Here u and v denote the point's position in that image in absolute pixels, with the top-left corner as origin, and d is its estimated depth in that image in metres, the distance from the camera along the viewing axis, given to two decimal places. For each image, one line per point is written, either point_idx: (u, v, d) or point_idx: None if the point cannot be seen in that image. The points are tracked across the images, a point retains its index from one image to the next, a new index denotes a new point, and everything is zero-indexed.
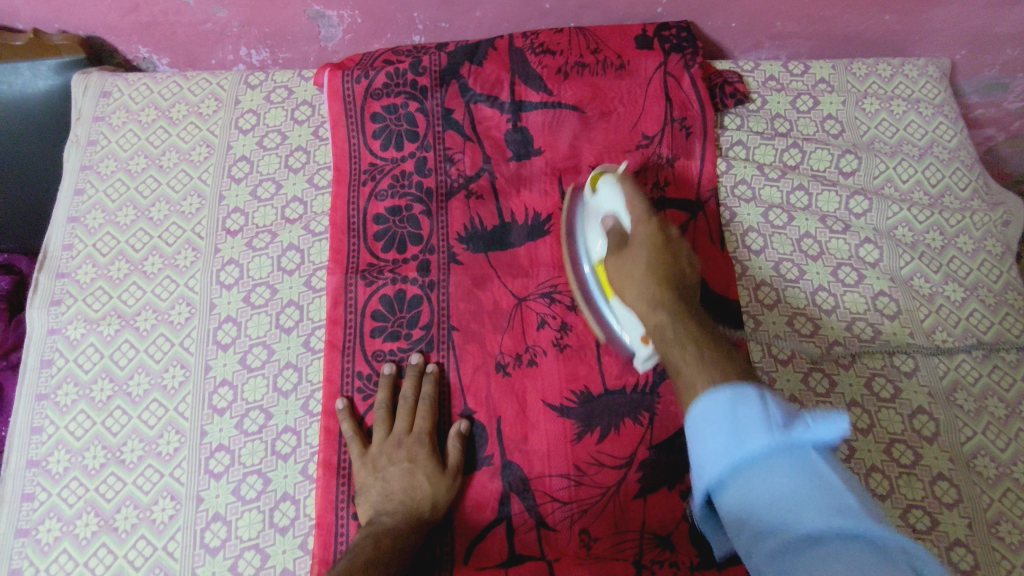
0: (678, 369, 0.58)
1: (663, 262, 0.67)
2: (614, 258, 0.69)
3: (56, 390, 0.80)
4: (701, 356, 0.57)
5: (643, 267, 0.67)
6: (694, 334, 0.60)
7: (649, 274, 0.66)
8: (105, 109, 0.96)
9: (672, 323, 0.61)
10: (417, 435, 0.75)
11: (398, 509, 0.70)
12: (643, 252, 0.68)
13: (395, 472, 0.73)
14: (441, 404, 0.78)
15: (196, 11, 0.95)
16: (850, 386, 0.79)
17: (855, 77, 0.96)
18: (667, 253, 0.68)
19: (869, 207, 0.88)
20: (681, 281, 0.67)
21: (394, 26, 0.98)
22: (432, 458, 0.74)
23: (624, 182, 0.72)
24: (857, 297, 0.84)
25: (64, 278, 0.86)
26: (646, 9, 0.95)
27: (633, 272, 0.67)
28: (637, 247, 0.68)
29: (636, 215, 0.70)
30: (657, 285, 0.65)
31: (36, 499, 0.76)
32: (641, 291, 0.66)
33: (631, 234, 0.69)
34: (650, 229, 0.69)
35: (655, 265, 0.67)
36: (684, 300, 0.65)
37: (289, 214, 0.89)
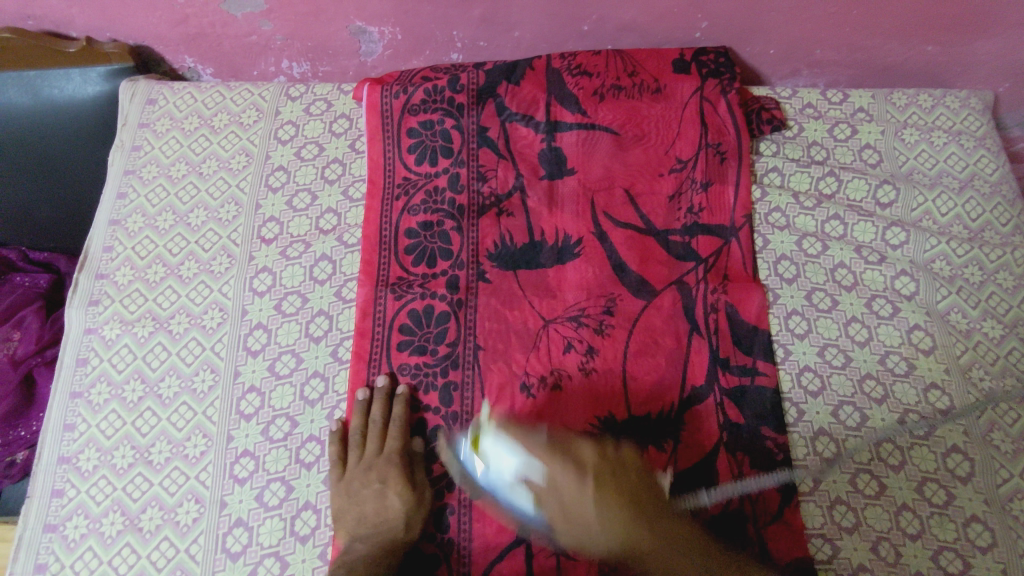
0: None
1: (610, 486, 0.64)
2: (562, 521, 0.64)
3: (90, 388, 0.82)
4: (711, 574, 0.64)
5: (605, 519, 0.63)
6: (672, 540, 0.65)
7: (612, 511, 0.63)
8: (151, 116, 0.99)
9: (660, 549, 0.64)
10: (387, 456, 0.76)
11: (373, 534, 0.71)
12: (582, 495, 0.63)
13: (367, 495, 0.73)
14: (412, 424, 0.79)
15: (242, 23, 0.97)
16: (883, 421, 0.77)
17: (894, 107, 0.95)
18: (611, 484, 0.65)
19: (905, 239, 0.87)
20: (622, 472, 0.66)
21: (433, 43, 1.00)
22: (403, 478, 0.74)
23: (516, 438, 0.68)
24: (892, 330, 0.82)
25: (103, 279, 0.88)
26: (684, 33, 0.96)
27: (588, 534, 0.63)
28: (577, 505, 0.64)
29: (561, 474, 0.65)
30: (612, 514, 0.63)
31: (65, 495, 0.77)
32: (603, 541, 0.63)
33: (566, 504, 0.64)
34: (572, 474, 0.65)
35: (604, 504, 0.63)
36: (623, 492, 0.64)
37: (323, 225, 0.90)
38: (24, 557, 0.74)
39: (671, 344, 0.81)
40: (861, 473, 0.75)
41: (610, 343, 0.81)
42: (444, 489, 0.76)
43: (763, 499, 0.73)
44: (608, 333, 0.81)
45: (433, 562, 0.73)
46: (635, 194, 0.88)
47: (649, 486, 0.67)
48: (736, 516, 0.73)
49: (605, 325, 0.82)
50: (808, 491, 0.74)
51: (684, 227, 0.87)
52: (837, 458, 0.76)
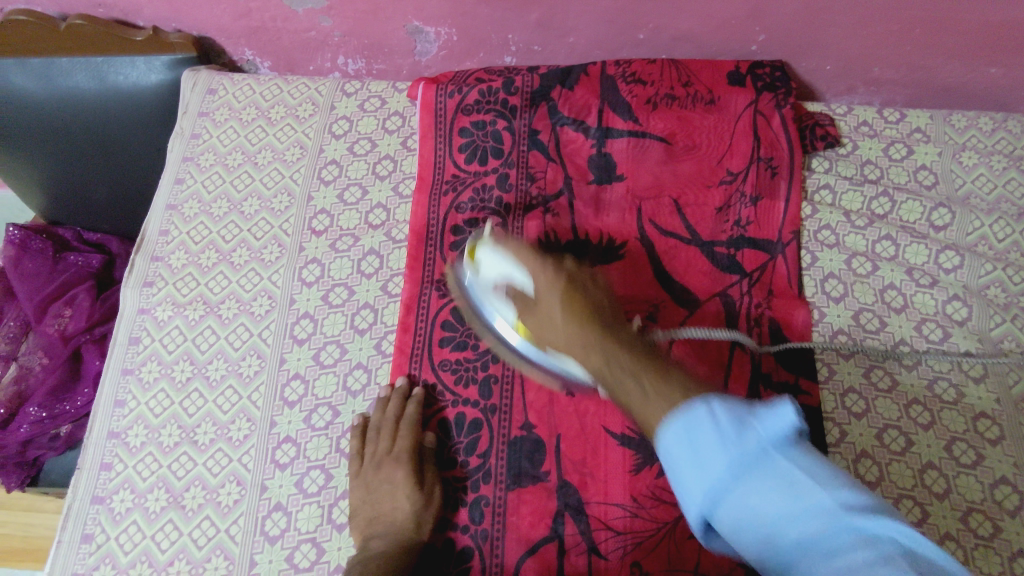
0: (638, 407, 0.50)
1: (578, 295, 0.61)
2: (536, 319, 0.63)
3: (141, 366, 0.85)
4: (653, 390, 0.50)
5: (555, 314, 0.61)
6: (636, 350, 0.55)
7: (573, 305, 0.60)
8: (211, 105, 1.01)
9: (608, 343, 0.56)
10: (397, 454, 0.75)
11: (385, 532, 0.71)
12: (553, 306, 0.62)
13: (379, 494, 0.73)
14: (426, 422, 0.79)
15: (303, 19, 0.99)
16: (928, 447, 0.76)
17: (953, 129, 0.94)
18: (569, 292, 0.62)
19: (960, 263, 0.85)
20: (586, 288, 0.62)
21: (488, 46, 1.01)
22: (413, 476, 0.74)
23: (501, 244, 0.70)
24: (941, 354, 0.81)
25: (158, 262, 0.91)
26: (741, 46, 0.95)
27: (556, 338, 0.61)
28: (546, 304, 0.62)
29: (540, 272, 0.64)
30: (573, 317, 0.60)
31: (113, 469, 0.79)
32: (561, 342, 0.60)
33: (535, 296, 0.64)
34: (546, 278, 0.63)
35: (566, 309, 0.60)
36: (594, 300, 0.62)
37: (372, 220, 0.92)
38: (71, 526, 0.77)
39: (713, 356, 0.80)
40: (903, 499, 0.73)
41: None
42: (478, 480, 0.76)
43: None
44: None
45: (465, 555, 0.73)
46: (682, 204, 0.88)
47: (617, 320, 0.60)
48: None
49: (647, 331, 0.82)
50: None
51: (730, 240, 0.86)
52: (880, 481, 0.74)
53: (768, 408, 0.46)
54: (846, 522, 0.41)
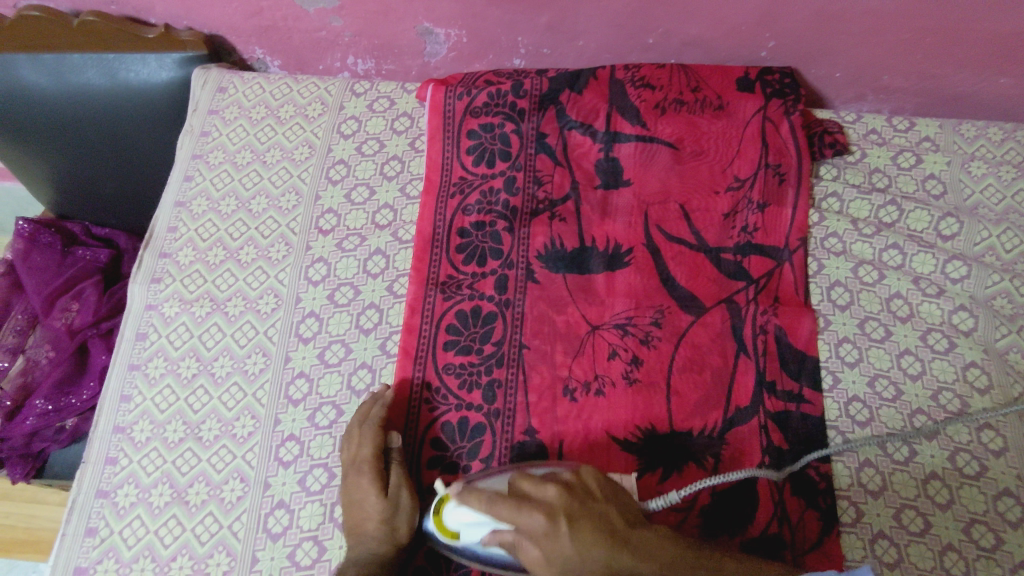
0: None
1: (593, 527, 0.58)
2: (545, 562, 0.57)
3: (147, 362, 0.85)
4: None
5: (588, 559, 0.56)
6: (666, 557, 0.59)
7: (594, 541, 0.57)
8: (221, 103, 1.02)
9: (645, 562, 0.58)
10: (359, 463, 0.73)
11: (360, 541, 0.70)
12: (572, 556, 0.57)
13: (352, 503, 0.72)
14: (395, 425, 0.78)
15: (313, 18, 1.00)
16: (932, 458, 0.76)
17: (963, 138, 0.93)
18: (575, 517, 0.59)
19: (967, 273, 0.85)
20: (591, 505, 0.61)
21: (497, 48, 1.01)
22: (375, 482, 0.72)
23: (471, 497, 0.62)
24: (947, 365, 0.80)
25: (166, 258, 0.91)
26: (750, 52, 0.95)
27: (572, 573, 0.57)
28: (559, 558, 0.57)
29: (534, 521, 0.58)
30: (601, 550, 0.57)
31: (118, 463, 0.80)
32: (599, 570, 0.57)
33: (535, 536, 0.58)
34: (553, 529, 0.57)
35: (589, 557, 0.57)
36: (606, 521, 0.60)
37: (379, 220, 0.92)
38: (76, 519, 0.77)
39: (717, 362, 0.80)
40: (906, 509, 0.73)
41: (656, 355, 0.81)
42: None
43: (804, 528, 0.72)
44: (654, 345, 0.81)
45: None
46: (689, 210, 0.88)
47: (621, 511, 0.61)
48: (775, 541, 0.72)
49: (651, 336, 0.81)
50: (849, 523, 0.73)
51: (736, 246, 0.86)
52: (882, 491, 0.74)
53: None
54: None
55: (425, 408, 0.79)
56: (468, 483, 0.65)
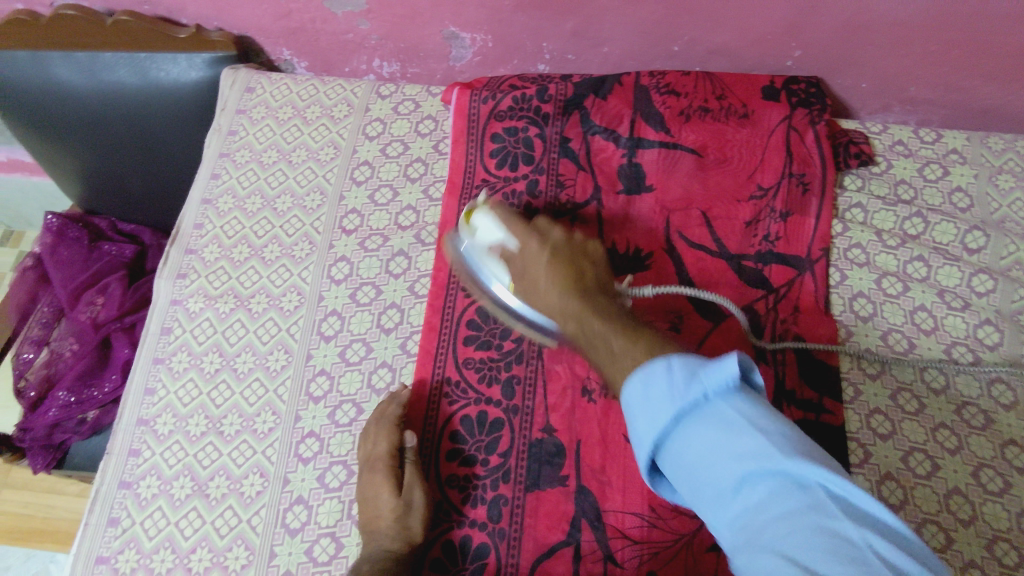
0: (609, 365, 0.56)
1: (566, 262, 0.68)
2: (523, 286, 0.70)
3: (171, 356, 0.86)
4: (625, 346, 0.56)
5: (547, 288, 0.67)
6: (607, 316, 0.61)
7: (558, 278, 0.66)
8: (249, 103, 1.03)
9: (585, 313, 0.62)
10: (372, 460, 0.74)
11: (371, 538, 0.71)
12: (544, 277, 0.67)
13: (365, 500, 0.73)
14: (410, 423, 0.79)
15: (341, 21, 1.01)
16: (955, 472, 0.75)
17: (990, 151, 0.92)
18: (559, 258, 0.68)
19: (992, 287, 0.84)
20: (576, 257, 0.69)
21: (522, 53, 1.02)
22: (388, 480, 0.73)
23: (496, 212, 0.76)
24: (971, 380, 0.80)
25: (191, 254, 0.93)
26: (776, 61, 0.95)
27: (541, 290, 0.68)
28: (540, 279, 0.68)
29: (528, 244, 0.71)
30: (561, 278, 0.66)
31: (141, 455, 0.81)
32: (554, 303, 0.66)
33: (525, 267, 0.71)
34: (538, 249, 0.70)
35: (554, 274, 0.66)
36: (580, 272, 0.68)
37: (402, 221, 0.93)
38: (99, 509, 0.78)
39: None
40: (927, 523, 0.72)
41: None
42: (497, 479, 0.76)
43: None
44: None
45: (481, 551, 0.73)
46: (711, 217, 0.88)
47: (600, 279, 0.67)
48: None
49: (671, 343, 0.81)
50: None
51: (758, 254, 0.86)
52: (904, 505, 0.73)
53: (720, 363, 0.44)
54: (782, 471, 0.40)
55: (442, 403, 0.80)
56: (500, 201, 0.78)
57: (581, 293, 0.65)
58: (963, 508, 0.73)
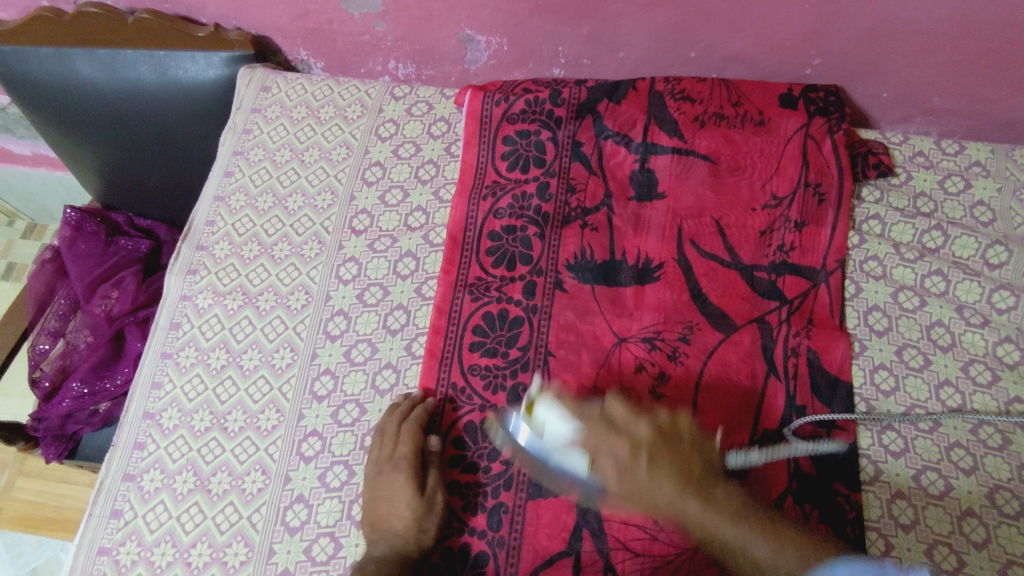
0: (736, 549, 0.63)
1: (682, 462, 0.67)
2: (618, 481, 0.67)
3: (179, 351, 0.87)
4: (774, 548, 0.61)
5: (657, 486, 0.65)
6: (727, 508, 0.64)
7: (666, 474, 0.66)
8: (264, 102, 1.04)
9: (687, 502, 0.65)
10: (397, 460, 0.74)
11: (383, 537, 0.71)
12: (656, 483, 0.65)
13: (381, 499, 0.73)
14: (429, 428, 0.79)
15: (358, 22, 1.01)
16: (970, 493, 0.73)
17: (1016, 164, 0.90)
18: (655, 455, 0.67)
19: (1014, 304, 0.82)
20: (677, 446, 0.68)
21: (537, 57, 1.01)
22: (412, 481, 0.73)
23: (564, 402, 0.70)
24: (989, 399, 0.77)
25: (202, 251, 0.93)
26: (794, 69, 0.94)
27: (649, 487, 0.65)
28: (641, 483, 0.66)
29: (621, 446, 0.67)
30: (679, 479, 0.66)
31: (146, 448, 0.82)
32: (659, 496, 0.65)
33: (612, 461, 0.67)
34: (644, 461, 0.66)
35: (670, 475, 0.66)
36: (689, 461, 0.67)
37: (412, 222, 0.93)
38: (102, 501, 0.79)
39: (746, 383, 0.79)
40: (938, 545, 0.70)
41: (682, 371, 0.79)
42: (499, 487, 0.75)
43: None
44: (681, 361, 0.80)
45: (480, 559, 0.72)
46: (724, 225, 0.87)
47: (706, 461, 0.68)
48: None
49: (679, 353, 0.80)
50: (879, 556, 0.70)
51: (771, 265, 0.85)
52: (915, 525, 0.72)
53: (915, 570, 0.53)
54: None
55: (448, 408, 0.80)
56: (570, 396, 0.72)
57: (696, 487, 0.65)
58: (979, 530, 0.71)
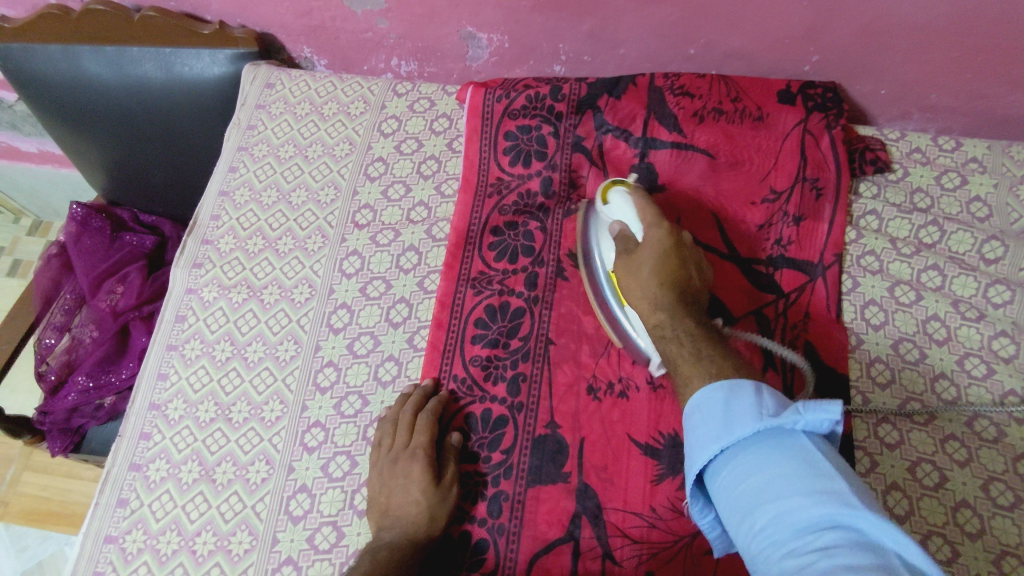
0: (685, 362, 0.66)
1: (672, 277, 0.75)
2: (628, 263, 0.77)
3: (184, 343, 0.88)
4: (698, 356, 0.66)
5: (651, 285, 0.74)
6: (696, 333, 0.69)
7: (661, 274, 0.74)
8: (268, 98, 1.05)
9: (673, 323, 0.71)
10: (414, 449, 0.75)
11: (395, 524, 0.71)
12: (650, 270, 0.75)
13: (394, 486, 0.74)
14: (444, 419, 0.79)
15: (361, 20, 1.02)
16: (964, 485, 0.73)
17: (1012, 160, 0.91)
18: (672, 262, 0.76)
19: (1010, 299, 0.82)
20: (687, 277, 0.76)
21: (538, 54, 1.02)
22: (428, 471, 0.74)
23: (637, 196, 0.79)
24: (984, 392, 0.78)
25: (207, 245, 0.95)
26: (793, 66, 0.95)
27: (646, 286, 0.74)
28: (645, 263, 0.76)
29: (653, 235, 0.76)
30: (669, 288, 0.73)
31: (152, 439, 0.83)
32: (648, 292, 0.74)
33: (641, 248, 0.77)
34: (656, 241, 0.76)
35: (662, 278, 0.74)
36: (687, 280, 0.76)
37: (414, 217, 0.94)
38: (109, 490, 0.80)
39: None
40: (933, 536, 0.71)
41: None
42: (499, 476, 0.76)
43: None
44: None
45: (481, 547, 0.74)
46: (722, 219, 0.88)
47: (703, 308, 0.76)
48: None
49: None
50: None
51: (769, 259, 0.86)
52: (909, 516, 0.72)
53: (817, 405, 0.51)
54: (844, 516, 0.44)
55: (449, 399, 0.80)
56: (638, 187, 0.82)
57: (678, 310, 0.72)
58: (973, 521, 0.72)
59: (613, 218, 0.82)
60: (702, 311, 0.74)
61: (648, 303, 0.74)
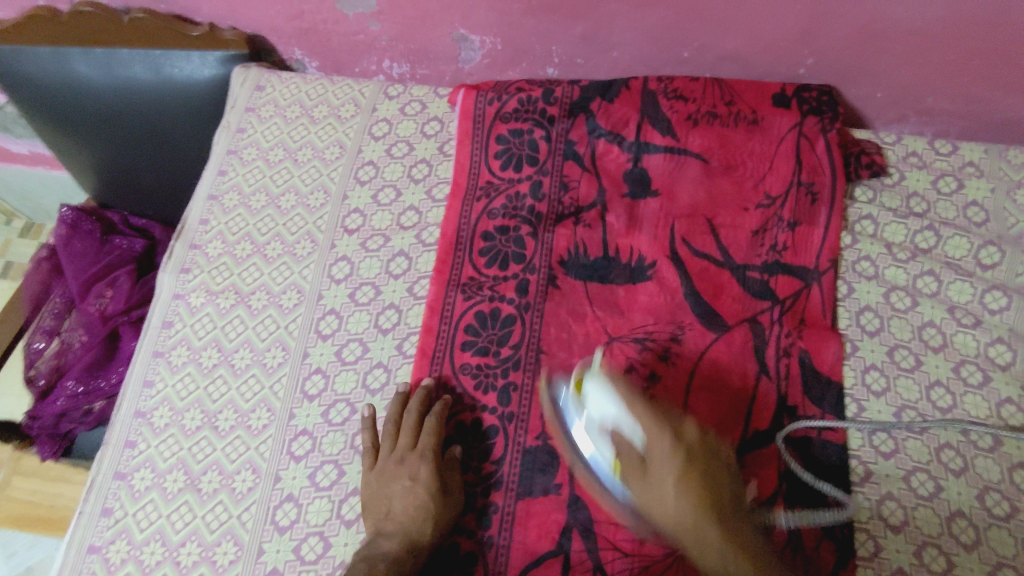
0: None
1: (699, 477, 0.61)
2: (643, 495, 0.62)
3: (171, 350, 0.87)
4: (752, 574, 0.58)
5: (679, 500, 0.60)
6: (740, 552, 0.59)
7: (690, 501, 0.60)
8: (258, 101, 1.04)
9: (707, 532, 0.59)
10: (420, 452, 0.75)
11: (396, 528, 0.70)
12: (669, 473, 0.61)
13: (397, 489, 0.73)
14: (450, 425, 0.79)
15: (352, 22, 1.01)
16: (959, 495, 0.72)
17: (1009, 165, 0.90)
18: (692, 465, 0.61)
19: (1006, 305, 0.82)
20: (713, 465, 0.63)
21: (531, 57, 1.01)
22: (433, 476, 0.73)
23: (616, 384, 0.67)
24: (980, 400, 0.77)
25: (195, 250, 0.93)
26: (788, 69, 0.93)
27: (664, 501, 0.61)
28: (659, 471, 0.62)
29: (660, 442, 0.62)
30: (694, 497, 0.60)
31: (137, 447, 0.82)
32: (673, 516, 0.60)
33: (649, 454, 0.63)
34: (670, 447, 0.62)
35: (686, 495, 0.60)
36: (717, 497, 0.61)
37: (404, 222, 0.93)
38: (93, 499, 0.79)
39: (737, 385, 0.79)
40: (928, 547, 0.70)
41: (674, 371, 0.79)
42: (489, 486, 0.76)
43: (819, 559, 0.70)
44: (673, 361, 0.80)
45: (470, 559, 0.73)
46: (716, 224, 0.86)
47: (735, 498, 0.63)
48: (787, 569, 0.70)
49: (671, 353, 0.80)
50: (868, 556, 0.70)
51: (763, 265, 0.84)
52: (904, 526, 0.71)
53: None
54: None
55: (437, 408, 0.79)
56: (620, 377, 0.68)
57: (712, 508, 0.60)
58: (969, 531, 0.71)
59: (599, 413, 0.68)
60: (737, 503, 0.62)
61: (666, 518, 0.60)
